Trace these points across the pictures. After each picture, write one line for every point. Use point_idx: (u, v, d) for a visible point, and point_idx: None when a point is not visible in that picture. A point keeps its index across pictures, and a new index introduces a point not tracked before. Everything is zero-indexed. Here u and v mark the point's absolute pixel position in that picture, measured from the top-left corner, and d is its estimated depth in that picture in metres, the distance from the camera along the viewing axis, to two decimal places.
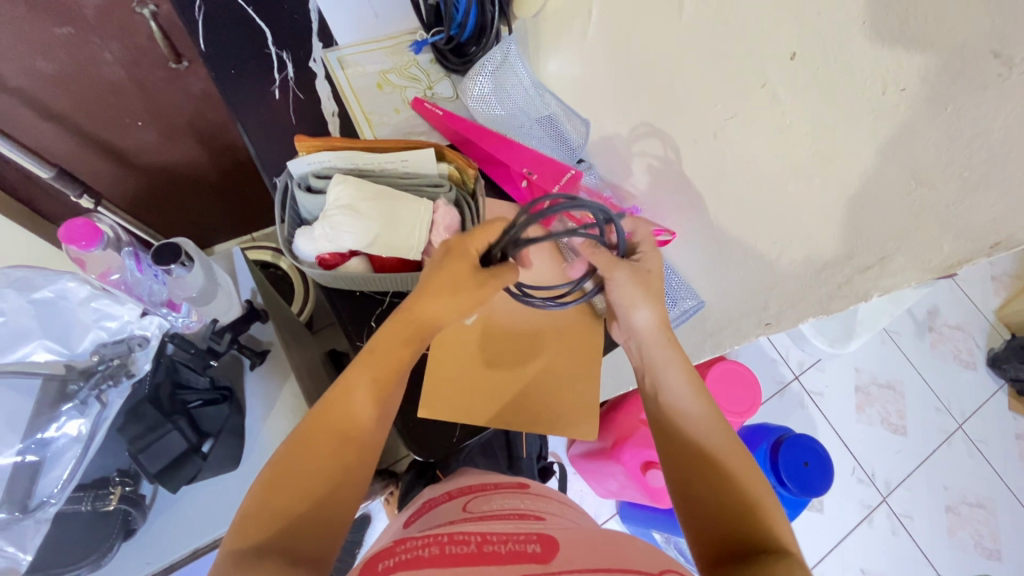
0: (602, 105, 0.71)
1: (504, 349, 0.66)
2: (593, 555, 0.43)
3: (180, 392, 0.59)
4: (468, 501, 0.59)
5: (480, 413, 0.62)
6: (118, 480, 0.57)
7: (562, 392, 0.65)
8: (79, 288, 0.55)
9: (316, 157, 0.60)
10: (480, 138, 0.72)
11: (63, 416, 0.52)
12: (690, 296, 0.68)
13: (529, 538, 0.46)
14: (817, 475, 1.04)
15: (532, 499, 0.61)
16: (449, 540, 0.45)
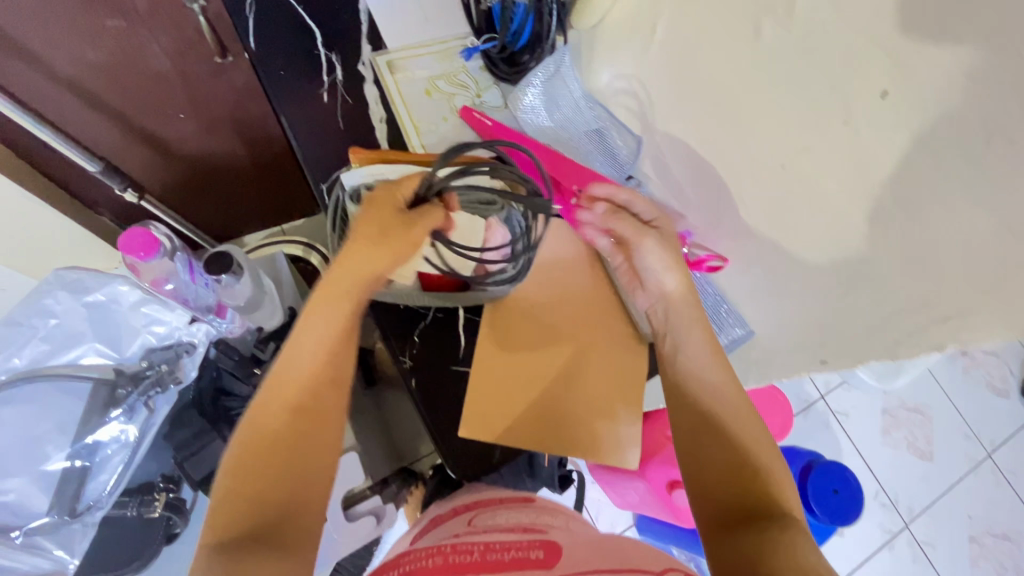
0: (658, 123, 0.69)
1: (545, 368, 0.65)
2: (601, 558, 0.44)
3: (223, 398, 0.63)
4: (473, 515, 0.56)
5: (519, 434, 0.61)
6: (161, 487, 0.68)
7: (605, 416, 0.64)
8: (130, 292, 0.56)
9: (372, 172, 0.60)
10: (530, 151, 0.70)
11: (112, 421, 0.56)
12: (739, 324, 0.65)
13: (532, 546, 0.46)
14: (847, 503, 1.02)
15: (539, 512, 0.57)
16: (451, 551, 0.45)
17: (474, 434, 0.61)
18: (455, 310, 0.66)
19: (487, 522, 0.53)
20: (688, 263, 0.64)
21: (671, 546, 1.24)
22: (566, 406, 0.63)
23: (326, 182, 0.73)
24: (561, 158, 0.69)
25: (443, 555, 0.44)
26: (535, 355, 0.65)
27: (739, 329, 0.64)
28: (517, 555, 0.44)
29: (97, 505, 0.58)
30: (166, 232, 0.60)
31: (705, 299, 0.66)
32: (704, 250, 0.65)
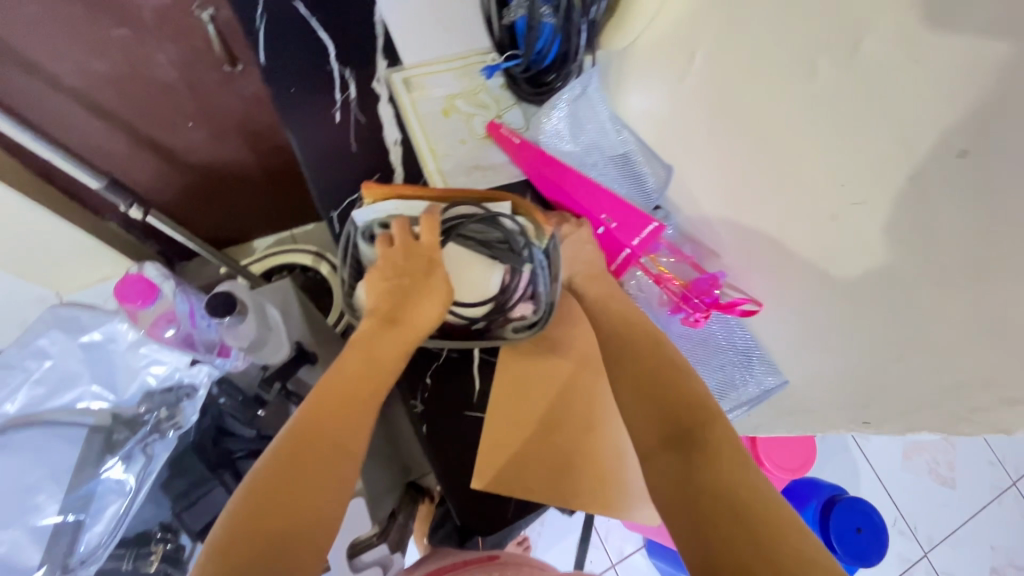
0: (691, 153, 0.64)
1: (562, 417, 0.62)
2: None
3: (225, 439, 0.64)
4: None
5: (534, 485, 0.59)
6: (158, 538, 0.60)
7: (620, 471, 0.61)
8: (126, 331, 0.59)
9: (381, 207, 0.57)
10: (556, 176, 0.67)
11: (110, 464, 0.58)
12: (773, 374, 0.61)
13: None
14: (869, 542, 0.97)
15: None
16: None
17: (485, 483, 0.58)
18: (470, 351, 0.62)
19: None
20: (720, 306, 0.61)
21: (682, 573, 1.20)
22: (585, 457, 0.61)
23: (337, 210, 0.69)
24: (588, 186, 0.66)
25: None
26: (552, 403, 0.62)
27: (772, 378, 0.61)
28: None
29: (87, 560, 0.56)
30: (160, 274, 0.61)
31: (734, 346, 0.63)
32: (738, 293, 0.62)
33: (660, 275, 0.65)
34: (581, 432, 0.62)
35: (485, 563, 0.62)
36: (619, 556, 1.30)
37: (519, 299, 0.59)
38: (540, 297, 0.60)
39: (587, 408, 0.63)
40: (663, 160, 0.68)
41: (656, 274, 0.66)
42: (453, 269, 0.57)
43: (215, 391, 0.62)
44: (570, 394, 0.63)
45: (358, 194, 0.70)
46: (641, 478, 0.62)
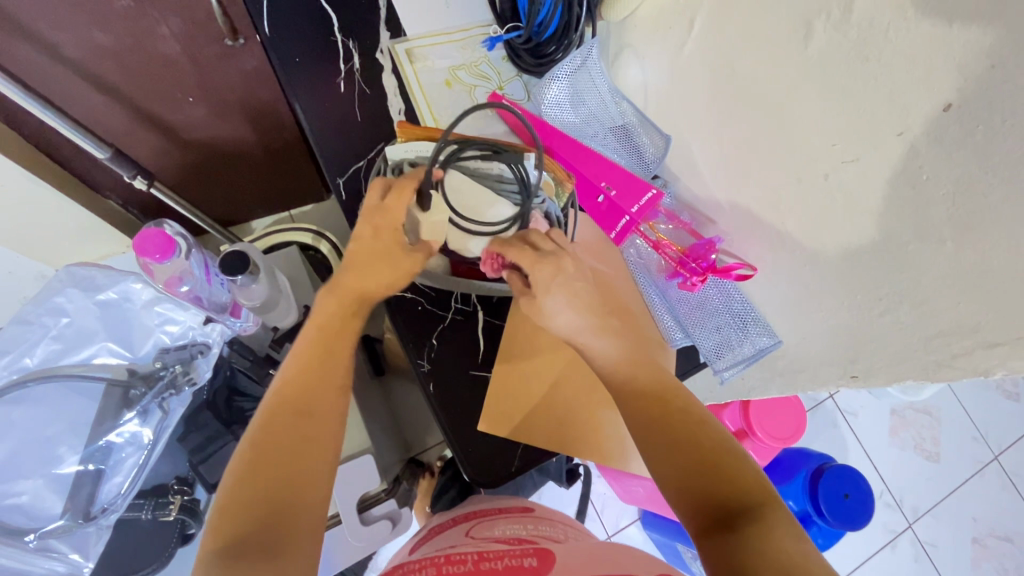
0: (688, 122, 0.66)
1: (565, 375, 0.64)
2: (587, 563, 0.49)
3: (236, 398, 0.68)
4: (471, 525, 0.61)
5: (539, 438, 0.61)
6: (176, 489, 0.65)
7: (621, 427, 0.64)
8: (142, 290, 0.62)
9: (414, 145, 0.62)
10: (557, 145, 0.69)
11: (126, 420, 0.59)
12: (767, 334, 0.63)
13: (525, 552, 0.51)
14: (857, 509, 1.00)
15: (537, 523, 0.61)
16: (445, 561, 0.50)
17: (493, 431, 0.61)
18: (474, 312, 0.65)
19: (483, 531, 0.58)
20: (716, 270, 0.63)
21: (676, 544, 1.22)
22: (587, 411, 0.64)
23: (343, 177, 0.70)
24: (590, 154, 0.68)
25: (435, 565, 0.50)
26: (557, 365, 0.65)
27: (768, 339, 0.63)
28: (512, 564, 0.49)
29: (110, 508, 0.58)
30: (176, 231, 0.61)
31: (731, 309, 0.65)
32: (733, 259, 0.64)
33: (657, 243, 0.68)
34: (584, 387, 0.64)
35: (521, 515, 0.64)
36: (614, 528, 1.33)
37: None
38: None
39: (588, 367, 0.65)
40: (660, 129, 0.68)
41: (653, 242, 0.68)
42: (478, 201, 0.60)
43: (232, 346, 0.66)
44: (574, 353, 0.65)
45: (364, 163, 0.71)
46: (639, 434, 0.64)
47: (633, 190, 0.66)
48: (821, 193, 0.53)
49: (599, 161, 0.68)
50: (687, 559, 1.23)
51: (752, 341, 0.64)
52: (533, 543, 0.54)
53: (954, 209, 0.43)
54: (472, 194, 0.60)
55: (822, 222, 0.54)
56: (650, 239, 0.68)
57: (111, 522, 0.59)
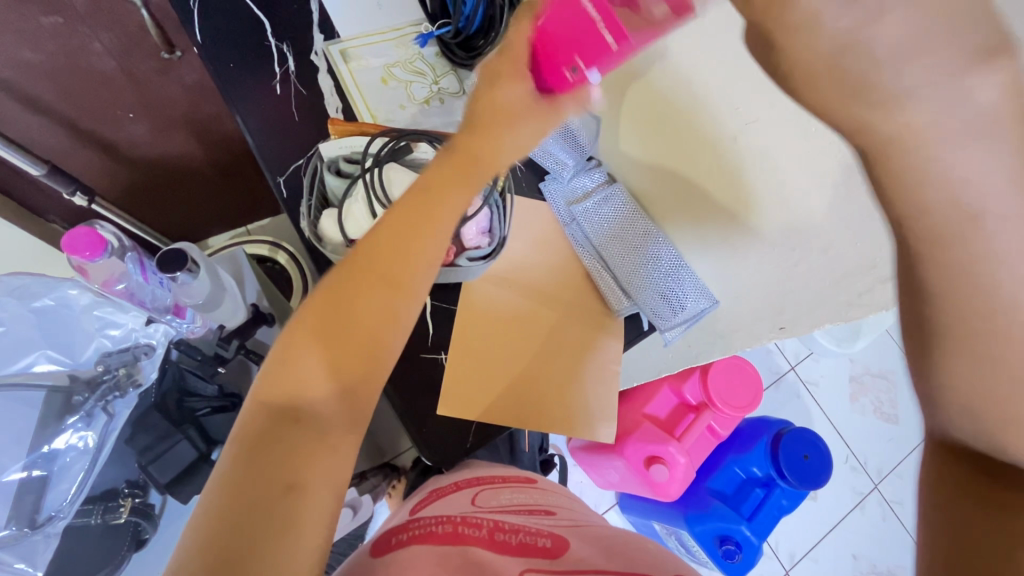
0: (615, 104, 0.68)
1: (520, 355, 0.66)
2: (597, 556, 0.48)
3: (188, 399, 0.67)
4: (477, 490, 0.59)
5: (502, 418, 0.63)
6: (126, 492, 0.67)
7: (579, 398, 0.66)
8: (80, 295, 0.62)
9: (347, 139, 0.64)
10: None
11: (69, 427, 0.59)
12: (704, 298, 0.65)
13: (541, 533, 0.51)
14: (816, 468, 1.04)
15: (537, 494, 0.62)
16: (462, 522, 0.51)
17: (456, 416, 0.63)
18: (422, 298, 0.66)
19: (490, 498, 0.57)
20: None
21: (653, 522, 1.24)
22: (543, 386, 0.65)
23: (284, 176, 0.72)
24: None
25: (452, 523, 0.50)
26: (509, 347, 0.66)
27: (705, 305, 0.64)
28: (529, 543, 0.49)
29: (58, 515, 0.59)
30: (112, 231, 0.62)
31: (672, 268, 0.65)
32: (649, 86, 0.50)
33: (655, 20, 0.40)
34: (541, 366, 0.66)
35: (525, 485, 0.64)
36: None
37: (474, 228, 0.63)
38: (492, 230, 0.65)
39: (545, 345, 0.66)
40: None
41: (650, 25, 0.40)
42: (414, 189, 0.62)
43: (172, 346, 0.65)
44: (531, 335, 0.67)
45: (303, 160, 0.73)
46: (595, 401, 0.67)
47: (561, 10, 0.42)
48: (734, 157, 0.56)
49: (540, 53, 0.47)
50: (665, 536, 1.25)
51: (689, 304, 0.64)
52: (546, 522, 0.54)
53: None
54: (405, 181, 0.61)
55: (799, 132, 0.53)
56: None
57: (60, 528, 0.60)
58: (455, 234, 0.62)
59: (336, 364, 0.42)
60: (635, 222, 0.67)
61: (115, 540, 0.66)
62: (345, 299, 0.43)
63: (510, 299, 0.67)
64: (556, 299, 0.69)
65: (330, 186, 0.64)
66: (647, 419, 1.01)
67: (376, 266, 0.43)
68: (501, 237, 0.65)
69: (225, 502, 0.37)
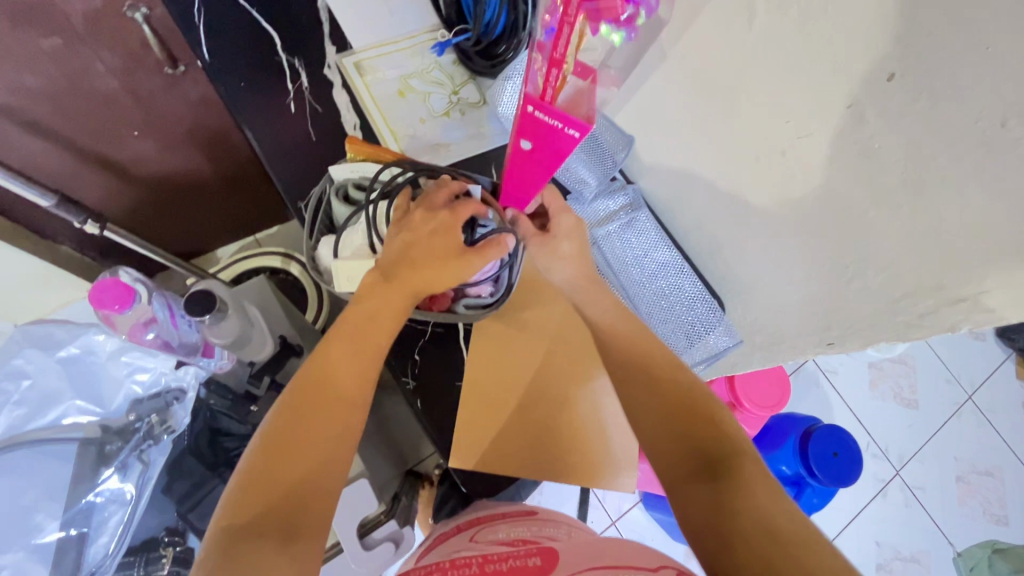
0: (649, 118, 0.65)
1: (535, 397, 0.63)
2: (592, 559, 0.47)
3: (222, 438, 0.64)
4: (475, 531, 0.57)
5: (521, 469, 0.60)
6: (166, 541, 0.62)
7: (603, 442, 0.63)
8: (105, 342, 0.66)
9: (361, 164, 0.55)
10: (531, 162, 0.49)
11: (105, 476, 0.60)
12: (729, 336, 0.64)
13: (528, 552, 0.50)
14: (845, 465, 1.02)
15: (540, 525, 0.58)
16: (450, 564, 0.50)
17: (465, 466, 0.59)
18: (454, 324, 0.63)
19: (488, 537, 0.55)
20: (538, 151, 0.47)
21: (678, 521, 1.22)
22: (568, 426, 0.62)
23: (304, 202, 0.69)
24: (534, 165, 0.49)
25: (440, 571, 0.50)
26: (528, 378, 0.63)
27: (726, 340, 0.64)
28: (518, 565, 0.48)
29: (99, 570, 0.59)
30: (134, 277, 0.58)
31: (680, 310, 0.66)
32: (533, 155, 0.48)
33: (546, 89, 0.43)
34: (562, 407, 0.63)
35: (525, 515, 0.61)
36: (618, 513, 1.34)
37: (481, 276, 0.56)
38: (499, 278, 0.57)
39: (563, 384, 0.64)
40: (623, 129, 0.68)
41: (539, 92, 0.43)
42: None
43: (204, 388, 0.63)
44: (547, 370, 0.64)
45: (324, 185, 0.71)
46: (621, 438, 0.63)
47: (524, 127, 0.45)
48: (780, 169, 0.53)
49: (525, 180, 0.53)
50: None
51: (710, 337, 0.64)
52: (536, 542, 0.53)
53: (908, 176, 0.43)
54: None
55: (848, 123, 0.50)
56: (553, 77, 0.43)
57: None
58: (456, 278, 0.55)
59: (281, 469, 0.43)
60: (657, 250, 0.67)
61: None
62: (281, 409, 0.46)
63: (526, 331, 0.64)
64: (576, 327, 0.65)
65: (338, 214, 0.55)
66: None
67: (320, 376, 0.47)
68: (507, 288, 0.57)
69: None
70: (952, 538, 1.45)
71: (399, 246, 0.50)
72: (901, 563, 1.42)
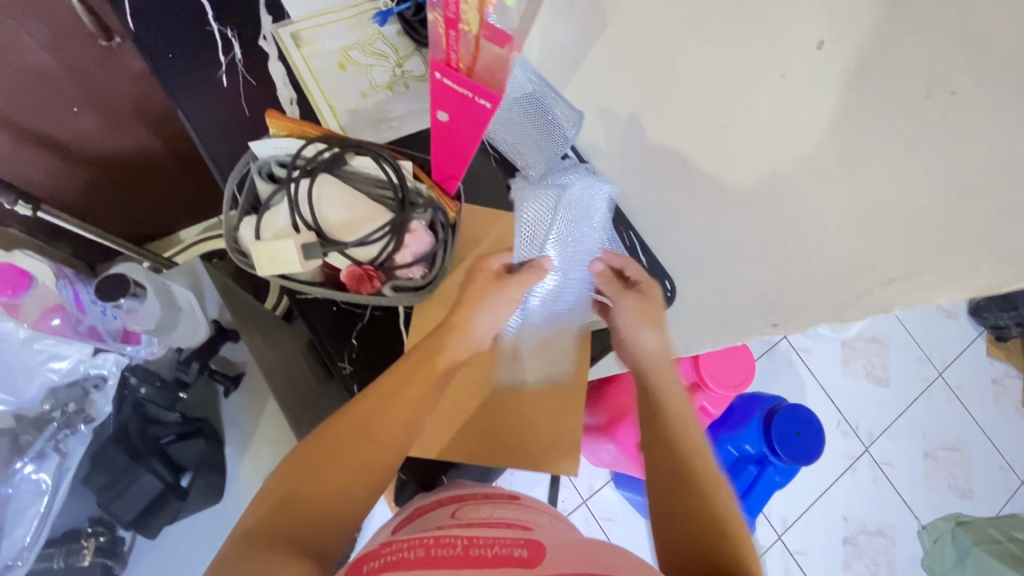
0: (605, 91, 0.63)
1: (481, 388, 0.63)
2: (580, 559, 0.43)
3: (151, 426, 0.68)
4: (456, 509, 0.54)
5: (483, 459, 0.60)
6: (90, 532, 0.68)
7: (547, 429, 0.63)
8: (14, 329, 0.56)
9: (283, 141, 0.52)
10: (452, 134, 0.47)
11: (21, 468, 0.57)
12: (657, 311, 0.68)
13: (515, 543, 0.44)
14: (808, 443, 1.02)
15: (522, 510, 0.56)
16: (435, 542, 0.44)
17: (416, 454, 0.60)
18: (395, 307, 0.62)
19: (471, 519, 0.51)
20: (454, 120, 0.45)
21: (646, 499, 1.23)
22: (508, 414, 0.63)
23: None
24: (455, 138, 0.47)
25: (423, 546, 0.43)
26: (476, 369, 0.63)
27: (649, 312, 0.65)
28: (503, 554, 0.43)
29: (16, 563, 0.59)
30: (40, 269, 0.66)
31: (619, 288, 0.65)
32: (450, 126, 0.46)
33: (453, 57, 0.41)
34: (505, 397, 0.63)
35: (508, 501, 0.59)
36: (589, 492, 1.35)
37: (412, 259, 0.53)
38: (432, 260, 0.55)
39: (507, 375, 0.64)
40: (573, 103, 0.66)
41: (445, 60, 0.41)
42: (357, 216, 0.52)
43: (127, 373, 0.68)
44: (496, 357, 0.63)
45: None
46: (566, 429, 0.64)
47: (437, 96, 0.43)
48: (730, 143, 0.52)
49: (454, 155, 0.50)
50: None
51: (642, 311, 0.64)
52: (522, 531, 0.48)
53: None
54: (346, 200, 0.51)
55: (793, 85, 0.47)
56: (459, 41, 0.40)
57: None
58: (384, 261, 0.52)
59: (332, 481, 0.48)
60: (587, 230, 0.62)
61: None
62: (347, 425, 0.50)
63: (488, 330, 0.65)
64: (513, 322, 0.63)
65: (262, 193, 0.53)
66: (641, 404, 0.94)
67: (366, 415, 0.51)
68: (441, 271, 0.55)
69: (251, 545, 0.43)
70: (918, 512, 1.48)
71: (342, 199, 0.51)
72: (867, 537, 1.43)
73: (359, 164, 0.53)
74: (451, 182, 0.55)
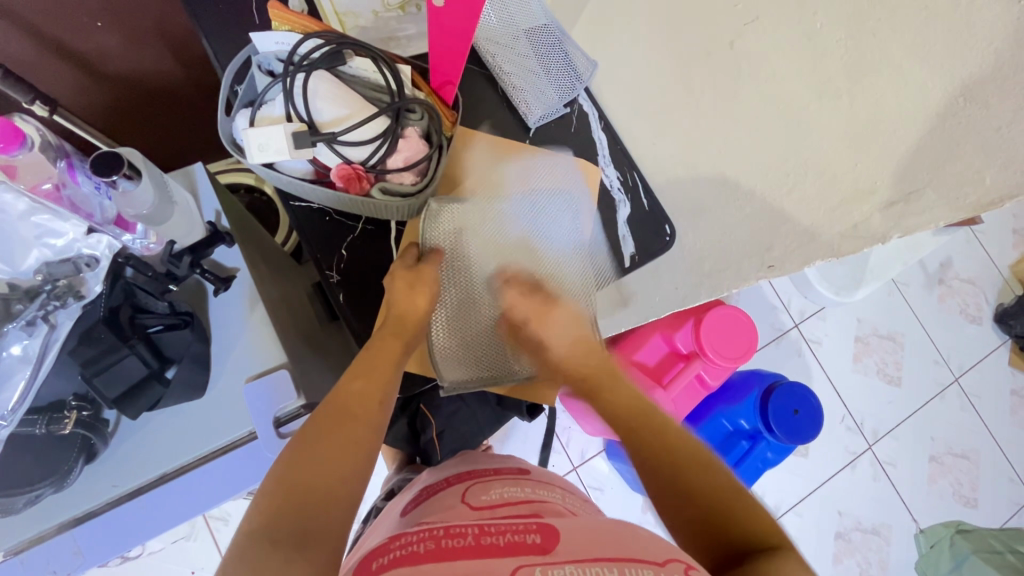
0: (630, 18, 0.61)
1: (451, 344, 0.60)
2: (594, 540, 0.38)
3: (140, 315, 0.59)
4: (467, 488, 0.54)
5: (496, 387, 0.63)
6: (73, 404, 0.58)
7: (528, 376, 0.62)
8: (16, 200, 0.51)
9: (283, 34, 0.52)
10: (448, 22, 0.49)
11: (9, 335, 0.52)
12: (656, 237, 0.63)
13: (527, 527, 0.40)
14: (805, 423, 0.97)
15: (534, 487, 0.53)
16: (444, 534, 0.39)
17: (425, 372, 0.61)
18: (387, 223, 0.61)
19: (478, 498, 0.50)
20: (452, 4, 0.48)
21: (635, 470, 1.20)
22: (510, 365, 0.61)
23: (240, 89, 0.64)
24: (452, 26, 0.49)
25: (431, 535, 0.39)
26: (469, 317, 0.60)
27: (635, 251, 0.62)
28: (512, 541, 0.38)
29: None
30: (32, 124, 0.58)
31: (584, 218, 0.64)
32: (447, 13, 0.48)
33: None
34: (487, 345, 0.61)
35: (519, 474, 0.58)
36: (580, 459, 1.33)
37: (402, 164, 0.53)
38: (425, 170, 0.55)
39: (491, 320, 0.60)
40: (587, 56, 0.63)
41: None
42: (350, 115, 0.51)
43: (120, 261, 0.58)
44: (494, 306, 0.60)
45: None
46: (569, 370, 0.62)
47: None
48: (746, 78, 0.52)
49: (450, 49, 0.52)
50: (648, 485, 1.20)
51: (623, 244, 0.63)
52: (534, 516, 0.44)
53: None
54: (342, 97, 0.51)
55: (817, 12, 0.46)
56: None
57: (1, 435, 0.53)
58: (375, 164, 0.52)
59: (332, 468, 0.44)
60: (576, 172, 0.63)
61: (87, 492, 0.61)
62: (329, 406, 0.49)
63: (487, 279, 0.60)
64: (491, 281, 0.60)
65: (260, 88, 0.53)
66: (633, 367, 0.81)
67: (344, 402, 0.49)
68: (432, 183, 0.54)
69: (260, 533, 0.39)
70: (916, 515, 1.38)
71: (338, 98, 0.51)
72: (862, 535, 1.35)
73: (359, 65, 0.53)
74: (448, 90, 0.56)
